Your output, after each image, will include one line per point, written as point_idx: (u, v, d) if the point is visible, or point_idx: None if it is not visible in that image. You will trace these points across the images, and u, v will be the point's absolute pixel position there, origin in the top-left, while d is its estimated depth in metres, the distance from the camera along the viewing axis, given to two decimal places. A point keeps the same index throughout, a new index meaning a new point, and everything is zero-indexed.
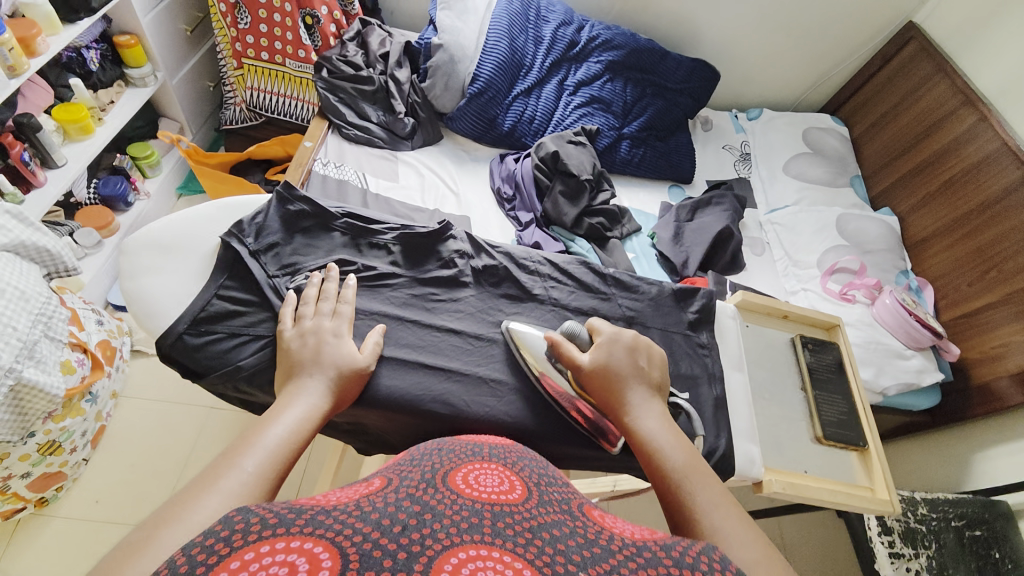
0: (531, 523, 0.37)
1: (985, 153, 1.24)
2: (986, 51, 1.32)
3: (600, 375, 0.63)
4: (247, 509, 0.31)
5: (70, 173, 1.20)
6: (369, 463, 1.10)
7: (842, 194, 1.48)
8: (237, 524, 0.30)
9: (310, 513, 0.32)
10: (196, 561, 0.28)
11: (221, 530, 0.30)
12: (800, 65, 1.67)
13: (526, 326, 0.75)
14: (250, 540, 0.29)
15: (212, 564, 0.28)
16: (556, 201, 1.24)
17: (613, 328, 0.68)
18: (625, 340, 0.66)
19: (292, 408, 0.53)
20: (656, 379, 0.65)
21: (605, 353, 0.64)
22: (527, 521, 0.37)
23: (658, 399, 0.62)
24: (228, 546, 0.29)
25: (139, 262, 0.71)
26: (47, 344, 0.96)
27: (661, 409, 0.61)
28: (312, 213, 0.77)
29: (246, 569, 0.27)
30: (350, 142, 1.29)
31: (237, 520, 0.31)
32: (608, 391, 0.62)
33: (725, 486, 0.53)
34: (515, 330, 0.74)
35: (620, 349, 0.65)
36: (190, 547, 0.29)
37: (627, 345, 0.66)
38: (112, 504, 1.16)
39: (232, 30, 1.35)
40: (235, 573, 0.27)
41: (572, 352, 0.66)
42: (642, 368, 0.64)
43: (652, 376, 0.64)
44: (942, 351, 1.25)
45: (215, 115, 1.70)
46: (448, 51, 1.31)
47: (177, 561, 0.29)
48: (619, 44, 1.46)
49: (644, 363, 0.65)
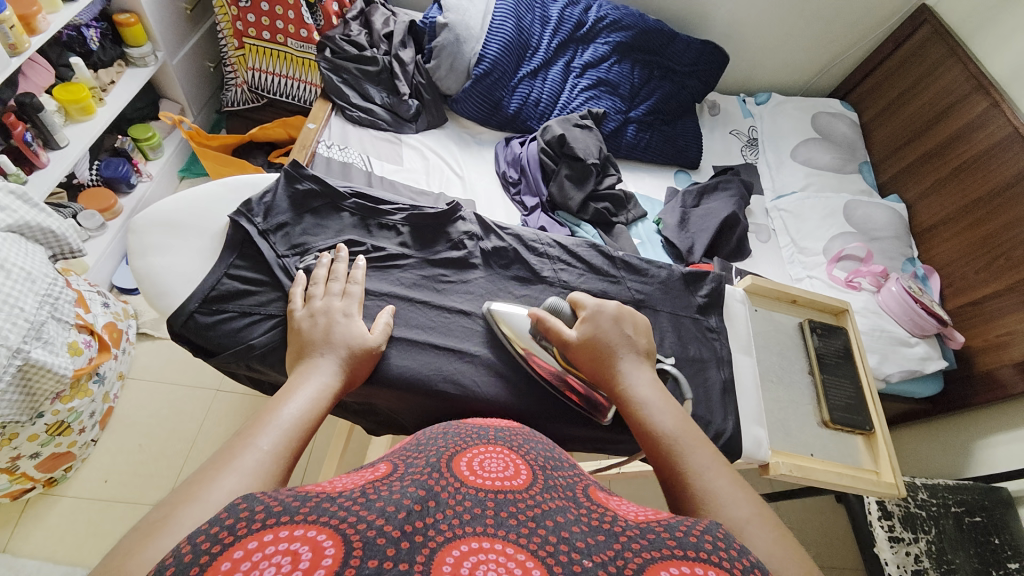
0: (534, 511, 0.37)
1: (996, 139, 1.23)
2: (999, 34, 1.30)
3: (589, 348, 0.62)
4: (252, 497, 0.32)
5: (72, 155, 1.19)
6: (374, 445, 1.11)
7: (851, 180, 1.47)
8: (241, 513, 0.30)
9: (315, 501, 0.32)
10: (200, 549, 0.28)
11: (226, 518, 0.30)
12: (810, 48, 1.64)
13: (509, 307, 0.73)
14: (254, 529, 0.29)
15: (215, 554, 0.28)
16: (562, 185, 1.23)
17: (596, 302, 0.67)
18: (610, 310, 0.66)
19: (305, 386, 0.53)
20: (643, 347, 0.64)
21: (592, 325, 0.64)
22: (530, 510, 0.37)
23: (647, 366, 0.62)
24: (233, 534, 0.29)
25: (147, 240, 0.70)
26: (54, 325, 0.96)
27: (650, 376, 0.61)
28: (321, 192, 0.76)
29: (250, 560, 0.28)
30: (354, 124, 1.28)
31: (241, 508, 0.31)
32: (598, 362, 0.62)
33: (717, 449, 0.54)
34: (497, 311, 0.73)
35: (606, 320, 0.65)
36: (195, 534, 0.29)
37: (613, 315, 0.65)
38: (120, 485, 1.18)
39: (232, 9, 1.32)
40: (239, 562, 0.27)
41: (558, 327, 0.65)
42: (629, 337, 0.64)
43: (639, 345, 0.64)
44: (947, 339, 1.25)
45: (216, 96, 1.68)
46: (453, 30, 1.28)
47: (182, 549, 0.29)
48: (627, 24, 1.43)
49: (631, 331, 0.65)
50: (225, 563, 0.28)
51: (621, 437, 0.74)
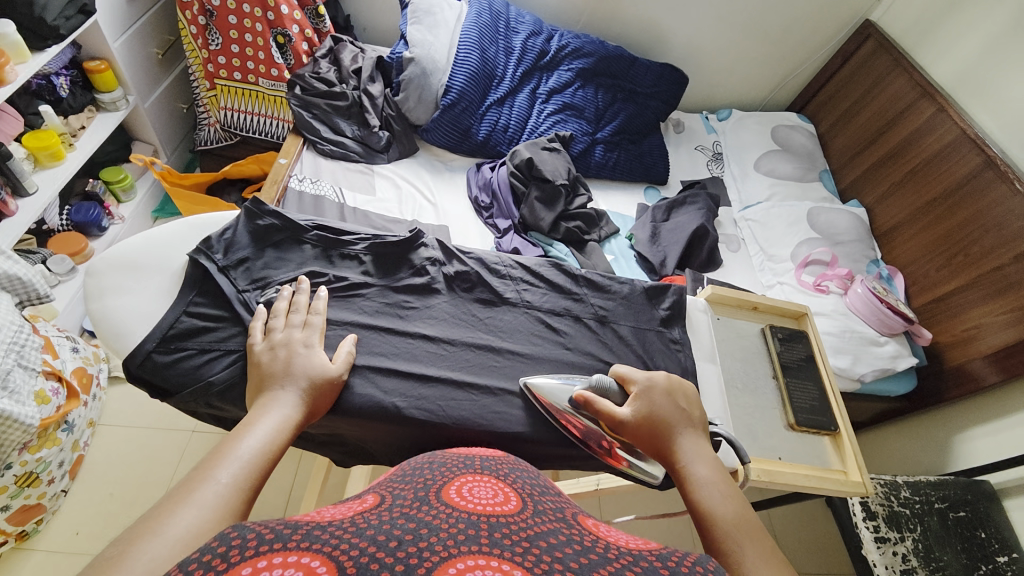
0: (527, 533, 0.36)
1: (946, 142, 1.29)
2: (940, 45, 1.38)
3: (645, 425, 0.63)
4: (243, 524, 0.30)
5: (41, 201, 1.19)
6: (353, 477, 1.09)
7: (812, 189, 1.53)
8: (233, 540, 0.29)
9: (306, 529, 0.31)
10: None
11: (218, 546, 0.28)
12: (764, 66, 1.72)
13: (544, 378, 0.74)
14: (249, 554, 0.28)
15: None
16: (532, 207, 1.26)
17: (645, 374, 0.69)
18: (661, 384, 0.67)
19: (266, 419, 0.53)
20: (697, 418, 0.66)
21: (646, 402, 0.65)
22: (523, 531, 0.36)
23: (705, 442, 0.63)
24: (226, 561, 0.27)
25: (106, 282, 0.70)
26: (21, 373, 0.94)
27: (709, 455, 0.61)
28: (282, 226, 0.77)
29: None
30: (326, 157, 1.30)
31: (233, 536, 0.29)
32: (656, 439, 0.62)
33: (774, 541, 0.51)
34: (535, 385, 0.73)
35: (658, 396, 0.66)
36: (186, 564, 0.28)
37: (664, 390, 0.67)
38: (93, 536, 1.13)
39: (203, 52, 1.35)
40: None
41: (608, 407, 0.65)
42: (684, 411, 0.65)
43: (695, 417, 0.66)
44: (915, 336, 1.28)
45: (189, 136, 1.70)
46: (419, 64, 1.32)
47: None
48: (588, 51, 1.49)
49: (685, 405, 0.66)
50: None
51: (590, 452, 0.74)
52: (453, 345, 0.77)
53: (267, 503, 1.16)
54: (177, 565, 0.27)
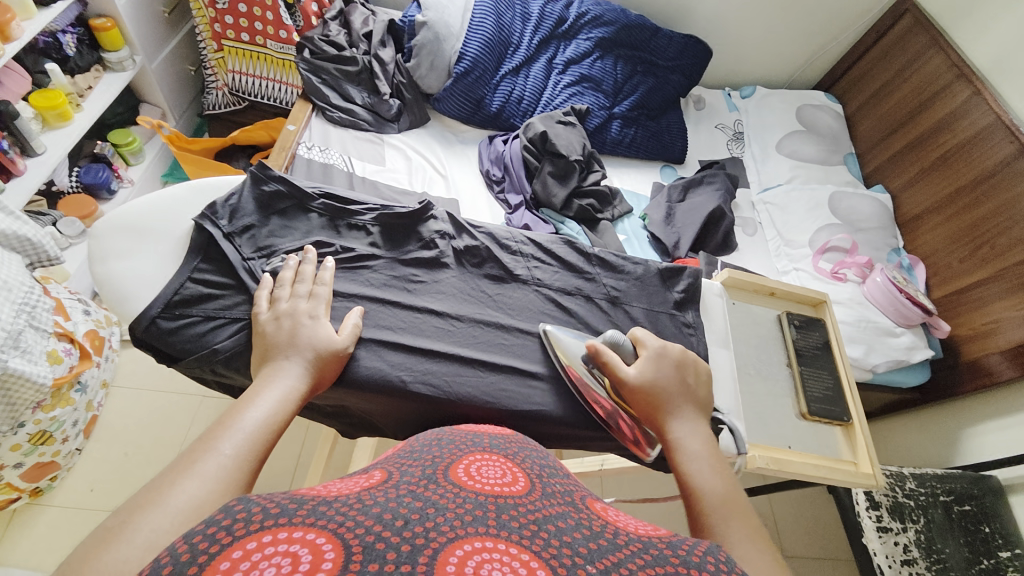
0: (536, 516, 0.35)
1: (980, 127, 1.22)
2: (977, 22, 1.29)
3: (647, 390, 0.62)
4: (248, 497, 0.29)
5: (50, 162, 1.18)
6: (359, 448, 1.11)
7: (835, 172, 1.47)
8: (238, 514, 0.28)
9: (312, 504, 0.30)
10: (197, 550, 0.26)
11: (223, 518, 0.28)
12: (794, 40, 1.64)
13: (562, 331, 0.75)
14: (253, 528, 0.27)
15: (212, 554, 0.26)
16: (545, 182, 1.22)
17: (658, 342, 0.68)
18: (672, 355, 0.66)
19: (270, 389, 0.52)
20: (700, 398, 0.64)
21: (651, 368, 0.64)
22: (532, 514, 0.35)
23: (702, 420, 0.62)
24: (230, 535, 0.27)
25: (110, 246, 0.70)
26: (33, 334, 0.95)
27: (704, 432, 0.60)
28: (288, 193, 0.76)
29: (249, 561, 0.26)
30: (335, 125, 1.26)
31: (238, 509, 0.29)
32: (652, 405, 0.62)
33: (762, 525, 0.50)
34: (553, 334, 0.74)
35: (667, 364, 0.65)
36: (191, 535, 0.27)
37: (674, 360, 0.66)
38: (107, 493, 1.16)
39: (210, 11, 1.30)
40: (234, 567, 0.25)
41: (614, 363, 0.65)
42: (689, 386, 0.64)
43: (698, 395, 0.64)
44: (932, 328, 1.25)
45: (197, 100, 1.67)
46: (432, 29, 1.27)
47: (177, 550, 0.26)
48: (609, 20, 1.42)
49: (691, 380, 0.65)
50: (223, 563, 0.25)
51: (594, 434, 0.74)
52: (461, 322, 0.76)
53: (276, 468, 1.19)
54: (182, 538, 0.27)
